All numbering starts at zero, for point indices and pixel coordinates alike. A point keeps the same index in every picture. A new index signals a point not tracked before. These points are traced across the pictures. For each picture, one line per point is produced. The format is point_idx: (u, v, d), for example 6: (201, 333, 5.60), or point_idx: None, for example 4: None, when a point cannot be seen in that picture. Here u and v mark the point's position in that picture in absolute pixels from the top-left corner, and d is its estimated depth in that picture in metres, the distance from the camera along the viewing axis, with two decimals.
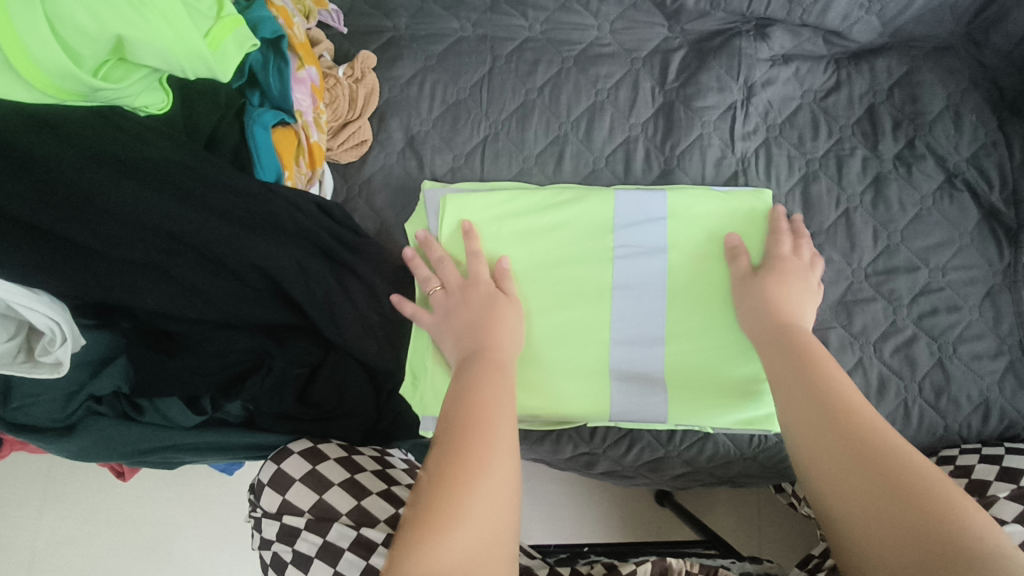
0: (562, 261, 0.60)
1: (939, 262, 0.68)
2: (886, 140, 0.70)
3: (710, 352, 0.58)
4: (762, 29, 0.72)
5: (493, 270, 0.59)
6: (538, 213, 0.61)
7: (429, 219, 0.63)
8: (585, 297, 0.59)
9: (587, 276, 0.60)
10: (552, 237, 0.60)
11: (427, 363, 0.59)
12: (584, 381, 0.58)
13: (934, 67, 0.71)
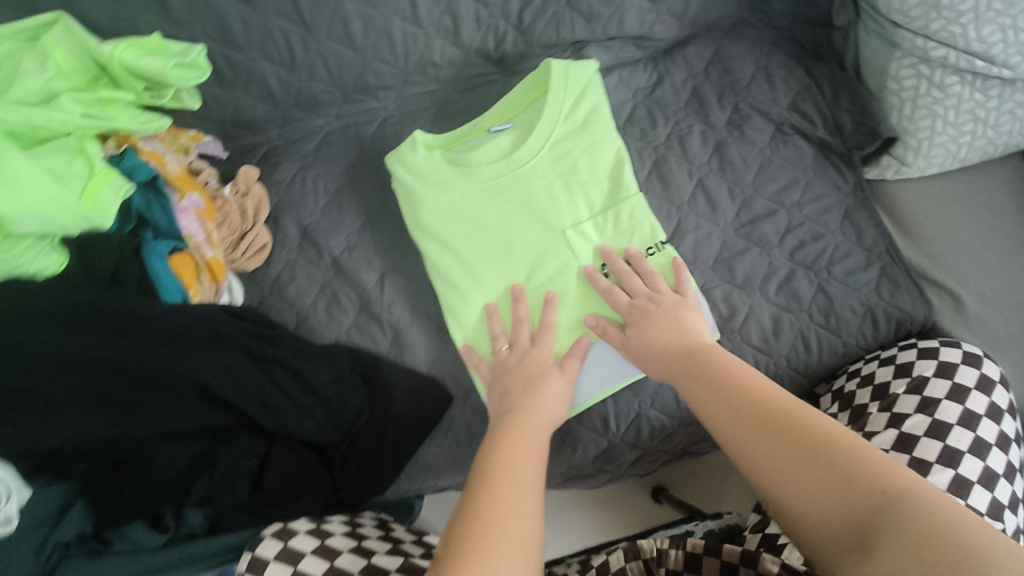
0: (528, 263, 0.73)
1: (793, 201, 0.76)
2: (715, 111, 0.79)
3: None
4: (579, 51, 0.79)
5: (478, 208, 0.75)
6: (463, 272, 0.73)
7: (422, 207, 0.75)
8: (558, 264, 0.73)
9: (551, 269, 0.73)
10: (503, 261, 0.73)
11: (467, 155, 0.75)
12: (570, 194, 0.75)
13: (735, 41, 0.81)
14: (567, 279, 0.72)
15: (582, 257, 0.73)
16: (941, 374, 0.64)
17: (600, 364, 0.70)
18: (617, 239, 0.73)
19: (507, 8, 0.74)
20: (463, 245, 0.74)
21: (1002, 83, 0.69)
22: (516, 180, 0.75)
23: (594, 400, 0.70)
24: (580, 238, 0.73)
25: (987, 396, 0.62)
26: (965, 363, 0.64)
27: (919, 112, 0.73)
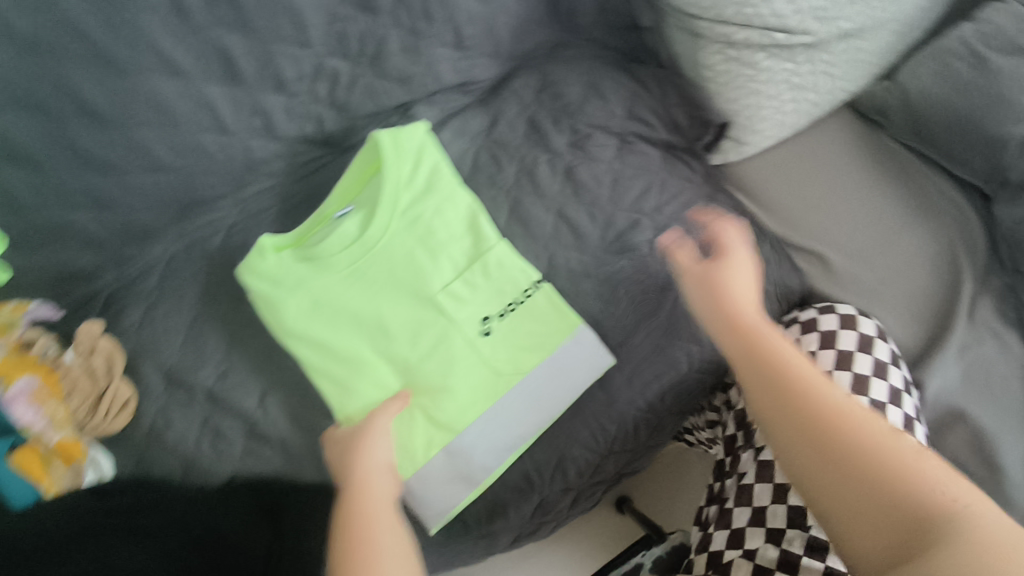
0: (408, 340, 0.70)
1: (652, 206, 0.75)
2: (556, 138, 0.77)
3: (525, 348, 0.70)
4: (407, 112, 0.77)
5: (341, 299, 0.71)
6: (341, 368, 0.68)
7: (281, 312, 0.69)
8: (438, 333, 0.70)
9: (432, 340, 0.70)
10: (381, 346, 0.70)
11: (315, 247, 0.71)
12: (433, 258, 0.73)
13: (556, 62, 0.80)
14: (452, 347, 0.70)
15: (461, 320, 0.70)
16: (825, 345, 0.66)
17: (501, 422, 0.69)
18: (490, 293, 0.72)
19: (316, 90, 0.70)
20: (340, 339, 0.70)
21: (806, 49, 0.72)
22: (375, 261, 0.72)
23: (506, 464, 0.69)
24: (453, 302, 0.71)
25: (871, 355, 0.64)
26: (845, 328, 0.66)
27: (740, 92, 0.74)
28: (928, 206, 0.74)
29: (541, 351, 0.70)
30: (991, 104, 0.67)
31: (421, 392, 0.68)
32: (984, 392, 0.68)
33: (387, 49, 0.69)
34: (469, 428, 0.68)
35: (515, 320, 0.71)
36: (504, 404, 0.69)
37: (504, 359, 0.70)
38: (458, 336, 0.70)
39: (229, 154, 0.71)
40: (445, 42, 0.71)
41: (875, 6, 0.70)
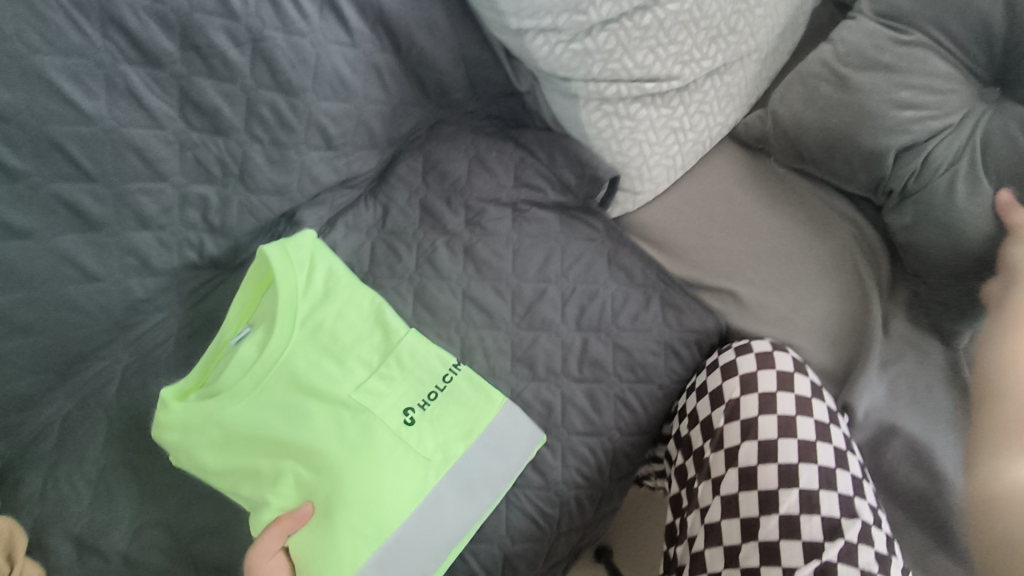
0: (324, 453, 0.61)
1: (558, 272, 0.73)
2: (450, 218, 0.75)
3: (454, 439, 0.64)
4: (292, 220, 0.72)
5: (245, 428, 0.62)
6: (262, 502, 0.61)
7: (187, 456, 0.62)
8: (358, 438, 0.62)
9: (353, 447, 0.61)
10: (299, 468, 0.61)
11: (214, 383, 0.63)
12: (342, 360, 0.66)
13: (439, 141, 0.78)
14: (373, 443, 0.62)
15: (382, 422, 0.63)
16: (747, 389, 0.66)
17: (439, 523, 0.61)
18: (409, 386, 0.66)
19: (187, 218, 0.66)
20: (254, 467, 0.62)
21: (678, 92, 0.72)
22: (280, 370, 0.64)
23: (444, 566, 0.61)
24: (372, 400, 0.64)
25: (792, 391, 0.65)
26: (762, 368, 0.67)
27: (625, 144, 0.73)
28: (825, 224, 0.75)
29: (471, 436, 0.65)
30: (857, 119, 0.68)
31: (344, 505, 0.59)
32: (912, 404, 0.67)
33: (253, 164, 0.65)
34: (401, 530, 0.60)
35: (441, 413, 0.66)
36: (438, 501, 0.62)
37: (436, 455, 0.63)
38: (381, 438, 0.62)
39: (105, 299, 0.65)
40: (316, 145, 0.68)
41: (736, 41, 0.72)
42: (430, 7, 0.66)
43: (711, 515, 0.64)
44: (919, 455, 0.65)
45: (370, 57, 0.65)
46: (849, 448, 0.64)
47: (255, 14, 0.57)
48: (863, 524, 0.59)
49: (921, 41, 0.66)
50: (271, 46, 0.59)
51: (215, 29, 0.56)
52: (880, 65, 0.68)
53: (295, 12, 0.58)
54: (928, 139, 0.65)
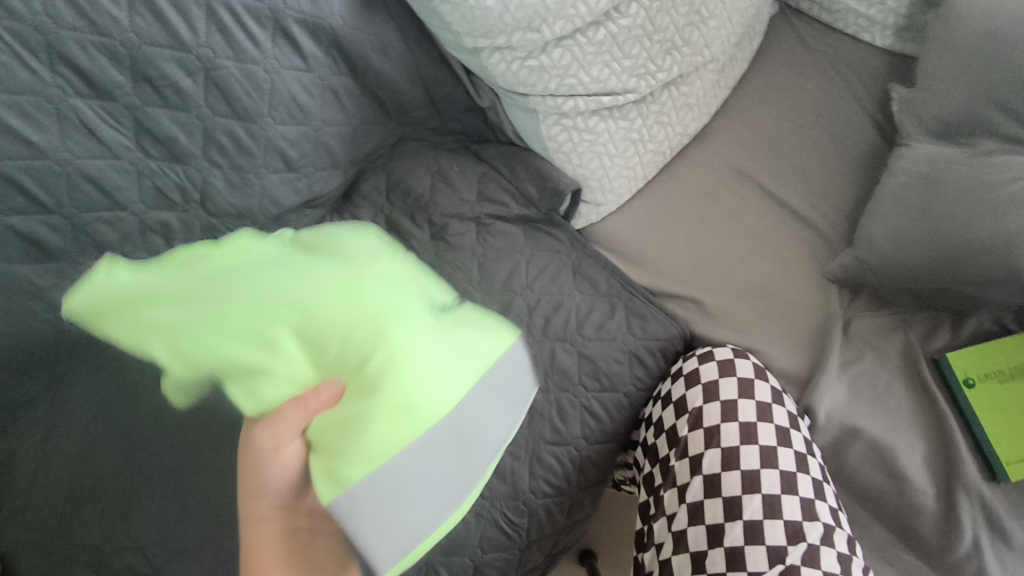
0: (330, 330, 0.44)
1: (523, 282, 0.73)
2: (415, 235, 0.76)
3: (483, 354, 0.50)
4: None
5: (256, 258, 0.48)
6: (289, 360, 0.44)
7: (155, 307, 0.44)
8: (374, 317, 0.45)
9: (360, 327, 0.44)
10: (292, 360, 0.44)
11: (149, 281, 0.47)
12: (334, 256, 0.49)
13: (403, 159, 0.79)
14: (392, 321, 0.45)
15: (411, 302, 0.48)
16: (709, 398, 0.66)
17: (444, 456, 0.46)
18: (420, 291, 0.50)
19: (149, 244, 0.66)
20: (235, 372, 0.44)
21: (635, 104, 0.73)
22: (243, 270, 0.46)
23: (450, 522, 0.48)
24: (378, 283, 0.47)
25: (752, 398, 0.66)
26: (723, 377, 0.67)
27: (585, 157, 0.74)
28: (801, 247, 0.75)
29: (488, 360, 0.50)
30: (945, 247, 0.64)
31: (377, 397, 0.42)
32: (873, 402, 0.67)
33: (213, 188, 0.66)
34: (424, 449, 0.44)
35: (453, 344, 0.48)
36: (467, 420, 0.47)
37: (472, 354, 0.49)
38: (395, 322, 0.45)
39: (65, 328, 0.64)
40: (276, 167, 0.68)
41: (691, 53, 0.74)
42: (383, 29, 0.67)
43: (678, 523, 0.64)
44: (883, 454, 0.65)
45: (326, 81, 0.66)
46: (810, 451, 0.64)
47: (206, 44, 0.57)
48: (824, 526, 0.60)
49: (1011, 155, 0.63)
50: (224, 75, 0.59)
51: (165, 60, 0.56)
52: (969, 187, 0.63)
53: (246, 40, 0.58)
54: (976, 170, 0.64)
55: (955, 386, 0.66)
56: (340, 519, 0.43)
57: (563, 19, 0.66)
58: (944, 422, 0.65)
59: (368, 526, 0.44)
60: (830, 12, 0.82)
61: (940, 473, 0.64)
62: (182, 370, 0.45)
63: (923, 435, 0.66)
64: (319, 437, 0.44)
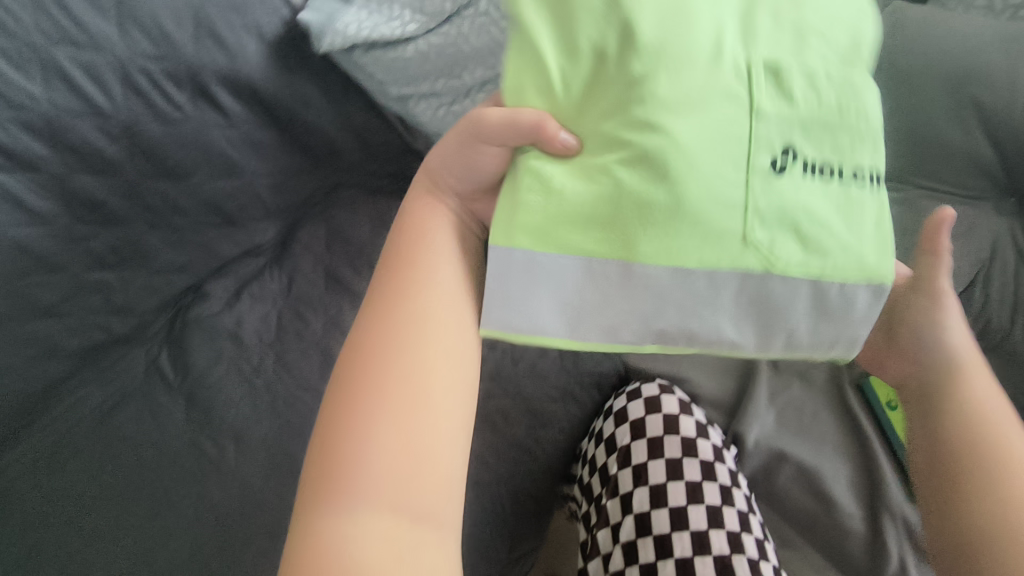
0: (674, 104, 0.39)
1: None
2: (354, 280, 0.79)
3: (791, 261, 0.41)
4: (198, 291, 0.77)
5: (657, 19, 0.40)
6: (625, 81, 0.40)
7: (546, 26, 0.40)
8: (737, 125, 0.40)
9: (727, 122, 0.40)
10: (646, 91, 0.39)
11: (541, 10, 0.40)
12: (767, 51, 0.42)
13: (340, 207, 0.83)
14: (745, 149, 0.40)
15: (771, 134, 0.41)
16: (637, 435, 0.69)
17: (653, 297, 0.41)
18: (832, 118, 0.42)
19: (89, 304, 0.66)
20: (666, 14, 0.40)
21: None
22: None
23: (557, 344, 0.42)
24: (786, 93, 0.41)
25: (678, 434, 0.68)
26: (651, 414, 0.70)
27: None
28: None
29: (810, 261, 0.41)
30: None
31: (613, 202, 0.39)
32: (798, 431, 0.71)
33: (148, 246, 0.67)
34: (628, 276, 0.40)
35: (822, 194, 0.41)
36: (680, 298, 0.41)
37: (779, 245, 0.41)
38: (770, 133, 0.41)
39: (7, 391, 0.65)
40: (211, 221, 0.70)
41: None
42: (305, 85, 0.69)
43: (614, 563, 0.64)
44: (809, 480, 0.68)
45: (252, 135, 0.68)
46: (735, 483, 0.66)
47: (125, 109, 0.58)
48: (750, 560, 0.61)
49: (913, 194, 0.77)
50: (146, 138, 0.60)
51: (85, 126, 0.57)
52: None
53: (168, 105, 0.60)
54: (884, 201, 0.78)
55: (880, 409, 0.72)
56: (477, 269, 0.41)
57: (481, 65, 0.69)
58: (868, 447, 0.70)
59: (496, 286, 0.41)
60: None
61: (864, 496, 0.68)
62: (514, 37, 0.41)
63: (847, 461, 0.70)
64: (518, 171, 0.42)
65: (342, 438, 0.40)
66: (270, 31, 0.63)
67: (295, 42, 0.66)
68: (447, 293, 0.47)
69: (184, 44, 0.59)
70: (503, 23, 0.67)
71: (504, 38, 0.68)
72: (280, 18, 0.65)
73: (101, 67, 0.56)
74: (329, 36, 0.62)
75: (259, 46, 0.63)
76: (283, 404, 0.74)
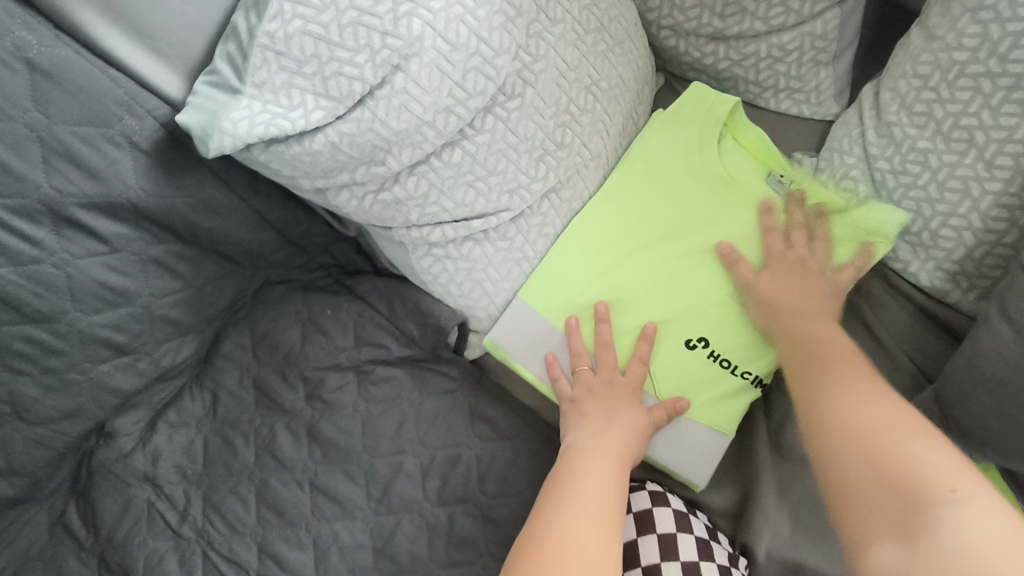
0: (619, 297, 0.67)
1: (414, 438, 0.65)
2: (287, 395, 0.67)
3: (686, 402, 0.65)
4: (104, 430, 0.65)
5: (683, 193, 0.69)
6: (621, 243, 0.68)
7: (707, 96, 0.71)
8: (660, 319, 0.66)
9: (652, 314, 0.66)
10: (596, 293, 0.67)
11: (680, 108, 0.72)
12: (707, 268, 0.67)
13: (267, 307, 0.70)
14: (668, 331, 0.66)
15: (691, 327, 0.66)
16: (629, 565, 0.60)
17: None
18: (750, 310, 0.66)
19: None
20: (661, 219, 0.69)
21: (512, 221, 0.65)
22: (682, 228, 0.68)
23: (519, 370, 0.67)
24: (717, 306, 0.66)
25: (677, 558, 0.58)
26: (643, 535, 0.60)
27: (465, 286, 0.65)
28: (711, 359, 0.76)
29: (695, 403, 0.65)
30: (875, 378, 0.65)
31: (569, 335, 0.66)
32: (817, 534, 0.60)
33: (25, 397, 0.56)
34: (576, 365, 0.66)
35: (711, 377, 0.65)
36: None
37: (676, 389, 0.65)
38: (686, 328, 0.66)
39: None
40: (102, 357, 0.59)
41: (567, 155, 0.66)
42: (200, 188, 0.57)
43: None
44: None
45: (144, 253, 0.57)
46: None
47: None
48: None
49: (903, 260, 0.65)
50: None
51: None
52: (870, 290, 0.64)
53: (20, 242, 0.50)
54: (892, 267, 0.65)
55: None
56: (498, 311, 0.67)
57: (409, 147, 0.58)
58: None
59: (515, 312, 0.66)
60: (719, 80, 0.75)
61: None
62: (633, 145, 0.71)
63: None
64: (531, 291, 0.66)
65: (561, 487, 0.53)
66: (144, 139, 0.53)
67: (180, 143, 0.55)
68: (625, 457, 0.57)
69: (31, 173, 0.49)
70: (434, 97, 0.56)
71: (434, 114, 0.56)
72: (156, 121, 0.53)
73: None
74: (217, 137, 0.52)
75: (133, 157, 0.52)
76: (213, 558, 0.62)
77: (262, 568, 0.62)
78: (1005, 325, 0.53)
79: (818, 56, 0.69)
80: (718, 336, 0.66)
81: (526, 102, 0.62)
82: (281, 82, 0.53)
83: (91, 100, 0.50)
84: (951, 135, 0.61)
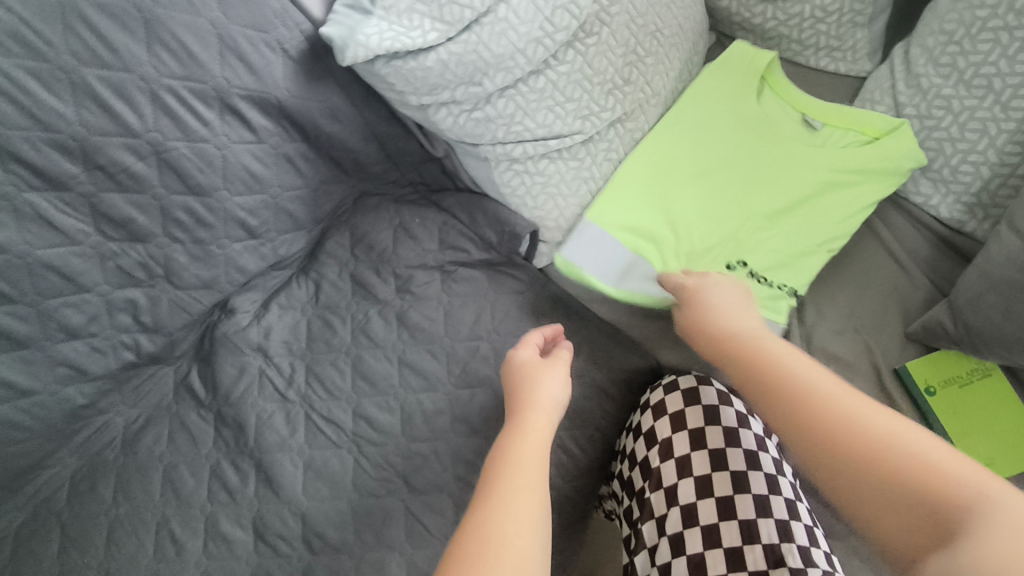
0: (669, 220, 0.76)
1: (488, 327, 0.76)
2: (380, 287, 0.78)
3: None
4: (225, 307, 0.76)
5: (725, 134, 0.79)
6: (670, 176, 0.77)
7: (747, 52, 0.81)
8: (705, 239, 0.75)
9: (698, 234, 0.75)
10: (648, 216, 0.76)
11: (724, 62, 0.82)
12: (748, 197, 0.76)
13: (363, 216, 0.82)
14: (712, 249, 0.75)
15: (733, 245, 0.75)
16: (677, 429, 0.70)
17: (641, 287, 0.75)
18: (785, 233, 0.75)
19: (118, 322, 0.66)
20: (707, 157, 0.78)
21: (583, 144, 0.75)
22: (725, 164, 0.78)
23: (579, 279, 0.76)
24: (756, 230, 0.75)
25: (719, 424, 0.69)
26: (689, 407, 0.70)
27: (539, 199, 0.76)
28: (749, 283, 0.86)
29: None
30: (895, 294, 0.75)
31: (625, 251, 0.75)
32: None
33: (176, 262, 0.67)
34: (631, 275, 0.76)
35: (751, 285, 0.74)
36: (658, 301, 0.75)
37: None
38: (727, 246, 0.75)
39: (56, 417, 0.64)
40: (236, 236, 0.70)
41: (632, 91, 0.76)
42: (330, 96, 0.68)
43: (661, 556, 0.66)
44: None
45: (279, 148, 0.68)
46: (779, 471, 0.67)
47: (154, 128, 0.58)
48: (799, 548, 0.61)
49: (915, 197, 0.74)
50: (175, 155, 0.61)
51: (115, 147, 0.57)
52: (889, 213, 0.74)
53: (196, 121, 0.61)
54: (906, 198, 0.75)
55: (918, 395, 0.70)
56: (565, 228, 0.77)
57: (503, 71, 0.68)
58: None
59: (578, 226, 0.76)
60: (765, 39, 0.85)
61: None
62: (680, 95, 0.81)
63: None
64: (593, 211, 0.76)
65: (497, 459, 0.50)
66: (292, 48, 0.64)
67: (318, 54, 0.66)
68: (555, 424, 0.55)
69: (209, 63, 0.59)
70: (528, 27, 0.66)
71: (527, 43, 0.67)
72: (302, 34, 0.64)
73: (130, 88, 0.56)
74: (352, 47, 0.61)
75: (284, 61, 0.63)
76: (315, 416, 0.73)
77: (357, 427, 0.73)
78: (1013, 235, 0.63)
79: (856, 17, 0.78)
80: (756, 256, 0.74)
81: (602, 41, 0.72)
82: (405, 7, 0.63)
83: (256, 9, 0.61)
84: (972, 82, 0.70)
